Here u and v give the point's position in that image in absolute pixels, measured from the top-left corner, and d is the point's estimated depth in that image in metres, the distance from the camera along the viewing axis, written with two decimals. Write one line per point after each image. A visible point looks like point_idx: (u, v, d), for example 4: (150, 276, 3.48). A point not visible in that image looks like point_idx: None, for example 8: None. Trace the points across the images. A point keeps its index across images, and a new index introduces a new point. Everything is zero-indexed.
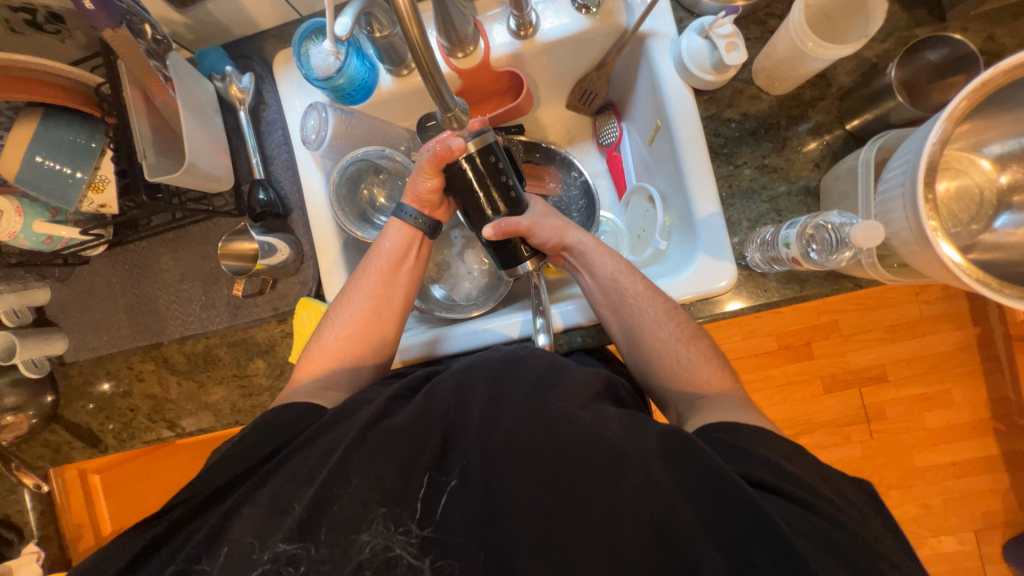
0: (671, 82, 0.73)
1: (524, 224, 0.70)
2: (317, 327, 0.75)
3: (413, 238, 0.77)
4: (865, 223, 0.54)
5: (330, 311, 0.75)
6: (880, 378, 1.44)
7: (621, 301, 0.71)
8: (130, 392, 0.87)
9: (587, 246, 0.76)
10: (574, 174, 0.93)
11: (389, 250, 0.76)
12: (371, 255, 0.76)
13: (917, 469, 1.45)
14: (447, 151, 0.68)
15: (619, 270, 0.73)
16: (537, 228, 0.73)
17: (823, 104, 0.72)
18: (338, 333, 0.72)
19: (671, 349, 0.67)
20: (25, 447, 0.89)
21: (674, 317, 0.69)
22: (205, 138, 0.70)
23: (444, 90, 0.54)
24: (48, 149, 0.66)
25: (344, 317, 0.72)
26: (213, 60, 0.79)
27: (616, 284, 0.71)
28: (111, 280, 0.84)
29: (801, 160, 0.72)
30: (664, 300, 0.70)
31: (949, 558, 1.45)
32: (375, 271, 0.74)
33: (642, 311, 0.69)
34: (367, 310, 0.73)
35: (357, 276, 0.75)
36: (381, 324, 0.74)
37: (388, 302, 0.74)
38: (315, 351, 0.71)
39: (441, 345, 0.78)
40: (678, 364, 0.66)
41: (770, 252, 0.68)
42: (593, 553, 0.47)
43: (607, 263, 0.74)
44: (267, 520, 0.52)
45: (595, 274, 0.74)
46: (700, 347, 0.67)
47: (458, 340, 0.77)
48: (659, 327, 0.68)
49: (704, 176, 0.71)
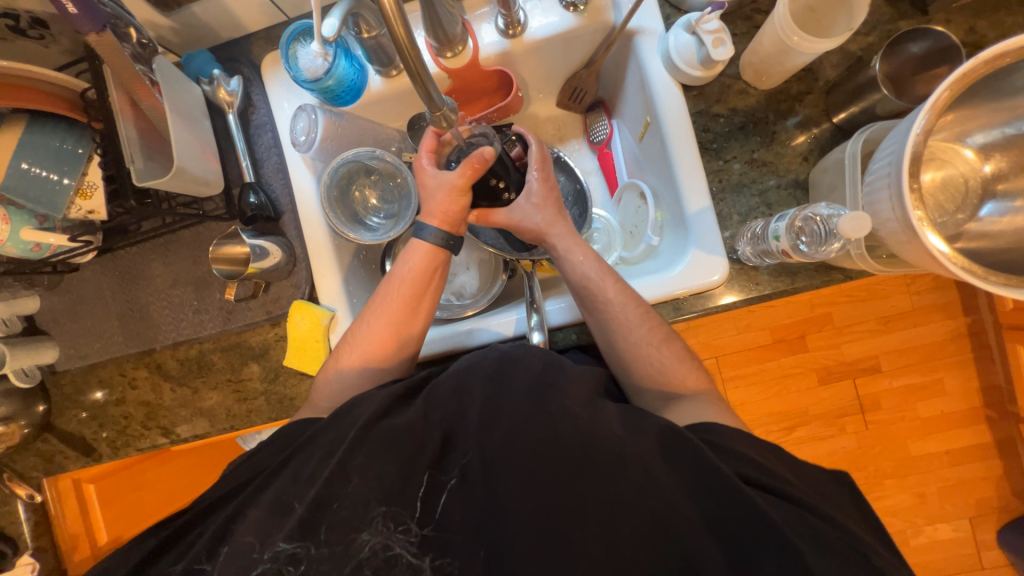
0: (659, 78, 0.73)
1: (503, 220, 0.77)
2: (336, 346, 0.74)
3: (437, 261, 0.74)
4: (852, 214, 0.55)
5: (348, 333, 0.73)
6: (874, 369, 1.46)
7: (593, 305, 0.70)
8: (123, 400, 0.87)
9: (561, 245, 0.74)
10: (567, 170, 0.93)
11: (411, 272, 0.73)
12: (392, 277, 0.74)
13: (912, 458, 1.46)
14: (483, 162, 0.70)
15: (592, 274, 0.71)
16: (517, 228, 0.76)
17: (810, 97, 0.72)
18: (358, 356, 0.71)
19: (644, 352, 0.68)
20: (18, 458, 0.88)
21: (647, 321, 0.68)
22: (193, 142, 0.70)
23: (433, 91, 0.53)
24: (35, 155, 0.65)
25: (364, 340, 0.71)
26: (200, 62, 0.78)
27: (587, 288, 0.70)
28: (102, 287, 0.84)
29: (790, 154, 0.73)
30: (640, 304, 0.69)
31: (945, 545, 1.46)
32: (398, 296, 0.72)
33: (615, 316, 0.68)
34: (389, 333, 0.72)
35: (378, 300, 0.73)
36: (401, 347, 0.72)
37: (409, 325, 0.73)
38: (333, 373, 0.71)
39: (472, 338, 0.77)
40: (651, 366, 0.67)
41: (761, 245, 0.69)
42: (591, 549, 0.48)
43: (579, 266, 0.72)
44: (267, 521, 0.51)
45: (568, 277, 0.73)
46: (675, 350, 0.68)
47: (482, 334, 0.77)
48: (631, 332, 0.68)
49: (695, 174, 0.71)
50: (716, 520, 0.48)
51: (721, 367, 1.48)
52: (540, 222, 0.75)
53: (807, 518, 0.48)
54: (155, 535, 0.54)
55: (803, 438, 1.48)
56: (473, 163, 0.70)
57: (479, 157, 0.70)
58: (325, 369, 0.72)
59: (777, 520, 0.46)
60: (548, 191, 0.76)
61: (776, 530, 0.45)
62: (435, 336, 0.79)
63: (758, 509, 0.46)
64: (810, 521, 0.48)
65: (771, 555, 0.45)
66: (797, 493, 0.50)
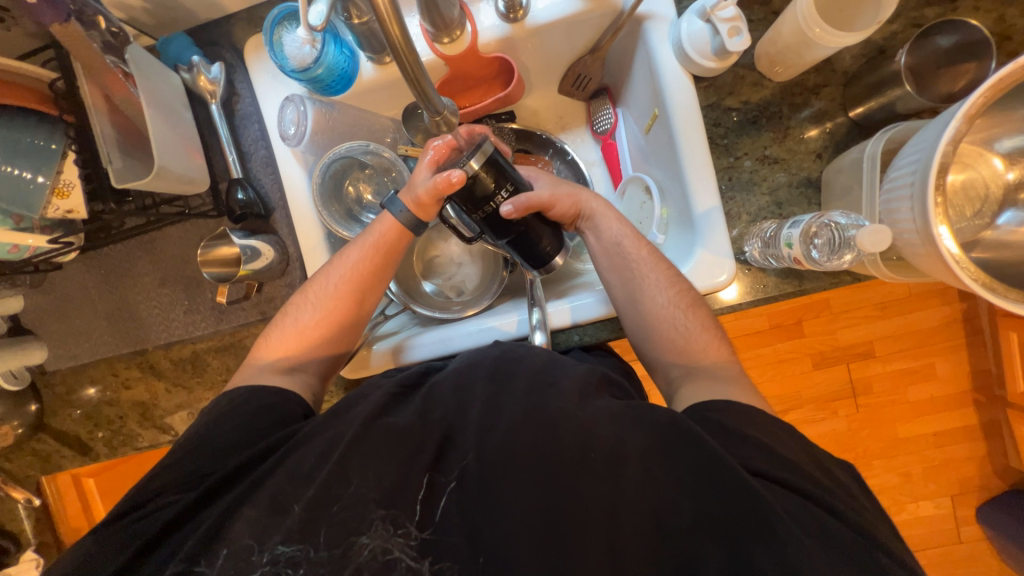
0: (669, 68, 0.69)
1: (543, 198, 0.69)
2: (283, 309, 0.70)
3: (407, 235, 0.72)
4: (872, 227, 0.53)
5: (303, 293, 0.69)
6: (868, 354, 1.47)
7: (623, 264, 0.70)
8: (117, 399, 0.85)
9: (595, 207, 0.75)
10: (568, 162, 0.90)
11: (378, 238, 0.70)
12: (358, 243, 0.70)
13: (900, 440, 1.50)
14: (450, 185, 0.63)
15: (624, 235, 0.72)
16: (557, 201, 0.71)
17: (826, 90, 0.69)
18: (316, 319, 0.67)
19: (669, 316, 0.65)
20: (14, 458, 0.88)
21: (675, 284, 0.67)
22: (174, 138, 0.65)
23: (430, 91, 0.51)
24: (3, 150, 0.61)
25: (316, 303, 0.68)
26: (177, 48, 0.72)
27: (619, 247, 0.71)
28: (87, 286, 0.81)
29: (803, 150, 0.70)
30: (667, 266, 0.69)
31: (925, 521, 1.52)
32: (360, 261, 0.69)
33: (644, 275, 0.68)
34: (352, 299, 0.69)
35: (337, 261, 0.69)
36: (357, 315, 0.70)
37: (368, 293, 0.70)
38: (287, 333, 0.67)
39: (405, 354, 0.75)
40: (676, 330, 0.65)
41: (771, 247, 0.66)
42: (593, 557, 0.46)
43: (612, 228, 0.73)
44: (255, 523, 0.48)
45: (601, 238, 0.73)
46: (699, 316, 0.65)
47: (424, 348, 0.75)
48: (658, 293, 0.66)
49: (704, 171, 0.68)
50: (722, 521, 0.45)
51: None
52: (571, 191, 0.74)
53: (827, 522, 0.45)
54: (135, 541, 0.49)
55: (794, 420, 1.51)
56: (441, 183, 0.63)
57: (446, 178, 0.63)
58: (277, 328, 0.68)
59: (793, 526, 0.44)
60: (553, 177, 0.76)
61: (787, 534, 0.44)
62: (429, 338, 0.76)
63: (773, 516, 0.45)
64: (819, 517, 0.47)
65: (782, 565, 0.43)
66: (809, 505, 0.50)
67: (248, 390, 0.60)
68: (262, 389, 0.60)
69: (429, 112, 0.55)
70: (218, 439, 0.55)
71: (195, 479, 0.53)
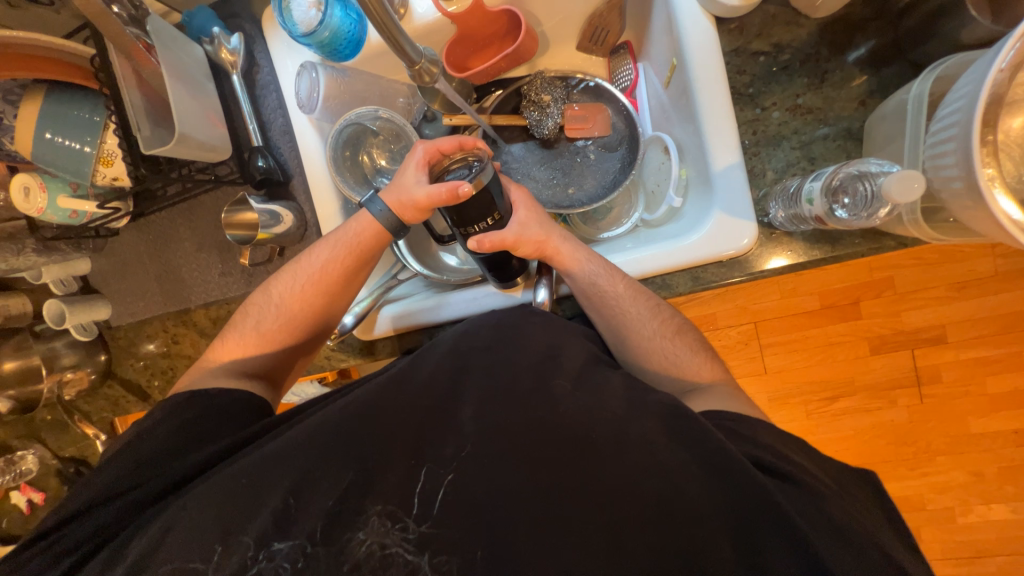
0: (688, 11, 0.63)
1: (507, 239, 0.65)
2: (241, 309, 0.72)
3: (383, 237, 0.72)
4: (903, 174, 0.47)
5: (268, 292, 0.71)
6: (939, 339, 1.31)
7: (601, 306, 0.66)
8: (170, 353, 0.92)
9: (565, 249, 0.69)
10: (622, 112, 0.83)
11: (350, 239, 0.71)
12: (331, 241, 0.72)
13: (973, 437, 1.33)
14: (453, 198, 0.60)
15: (598, 272, 0.66)
16: (521, 244, 0.66)
17: (875, 26, 0.62)
18: (280, 319, 0.70)
19: (657, 346, 0.64)
20: (88, 400, 0.99)
21: (658, 314, 0.65)
22: (197, 107, 0.70)
23: (402, 40, 0.55)
24: (55, 125, 0.67)
25: (278, 305, 0.70)
26: (200, 21, 0.77)
27: (594, 287, 0.66)
28: (139, 250, 0.89)
29: (844, 97, 0.62)
30: (647, 297, 0.65)
31: (998, 526, 1.34)
32: (326, 266, 0.70)
33: (626, 313, 0.64)
34: (316, 301, 0.71)
35: (303, 262, 0.72)
36: (323, 316, 0.73)
37: (336, 297, 0.72)
38: (247, 334, 0.69)
39: (441, 311, 0.75)
40: (666, 360, 0.64)
41: (794, 208, 0.60)
42: (591, 541, 0.44)
43: (585, 266, 0.67)
44: (224, 517, 0.48)
45: (572, 276, 0.68)
46: (687, 341, 0.65)
47: (455, 307, 0.74)
48: (643, 326, 0.64)
49: (724, 125, 0.62)
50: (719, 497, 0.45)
51: (759, 333, 1.37)
52: (541, 231, 0.68)
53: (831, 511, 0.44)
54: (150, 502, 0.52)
55: (846, 409, 1.37)
56: (445, 194, 0.60)
57: (452, 190, 0.60)
58: (238, 327, 0.70)
59: (800, 524, 0.43)
60: (532, 207, 0.70)
61: (782, 515, 0.43)
62: (419, 306, 0.77)
63: (775, 506, 0.43)
64: (822, 503, 0.44)
65: (795, 555, 0.42)
66: (823, 481, 0.47)
67: (184, 394, 0.60)
68: (202, 393, 0.60)
69: (405, 61, 0.58)
70: (224, 424, 0.58)
71: (200, 447, 0.56)
